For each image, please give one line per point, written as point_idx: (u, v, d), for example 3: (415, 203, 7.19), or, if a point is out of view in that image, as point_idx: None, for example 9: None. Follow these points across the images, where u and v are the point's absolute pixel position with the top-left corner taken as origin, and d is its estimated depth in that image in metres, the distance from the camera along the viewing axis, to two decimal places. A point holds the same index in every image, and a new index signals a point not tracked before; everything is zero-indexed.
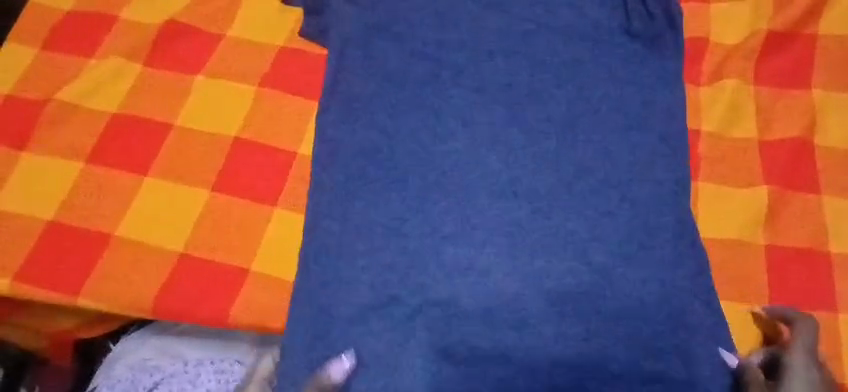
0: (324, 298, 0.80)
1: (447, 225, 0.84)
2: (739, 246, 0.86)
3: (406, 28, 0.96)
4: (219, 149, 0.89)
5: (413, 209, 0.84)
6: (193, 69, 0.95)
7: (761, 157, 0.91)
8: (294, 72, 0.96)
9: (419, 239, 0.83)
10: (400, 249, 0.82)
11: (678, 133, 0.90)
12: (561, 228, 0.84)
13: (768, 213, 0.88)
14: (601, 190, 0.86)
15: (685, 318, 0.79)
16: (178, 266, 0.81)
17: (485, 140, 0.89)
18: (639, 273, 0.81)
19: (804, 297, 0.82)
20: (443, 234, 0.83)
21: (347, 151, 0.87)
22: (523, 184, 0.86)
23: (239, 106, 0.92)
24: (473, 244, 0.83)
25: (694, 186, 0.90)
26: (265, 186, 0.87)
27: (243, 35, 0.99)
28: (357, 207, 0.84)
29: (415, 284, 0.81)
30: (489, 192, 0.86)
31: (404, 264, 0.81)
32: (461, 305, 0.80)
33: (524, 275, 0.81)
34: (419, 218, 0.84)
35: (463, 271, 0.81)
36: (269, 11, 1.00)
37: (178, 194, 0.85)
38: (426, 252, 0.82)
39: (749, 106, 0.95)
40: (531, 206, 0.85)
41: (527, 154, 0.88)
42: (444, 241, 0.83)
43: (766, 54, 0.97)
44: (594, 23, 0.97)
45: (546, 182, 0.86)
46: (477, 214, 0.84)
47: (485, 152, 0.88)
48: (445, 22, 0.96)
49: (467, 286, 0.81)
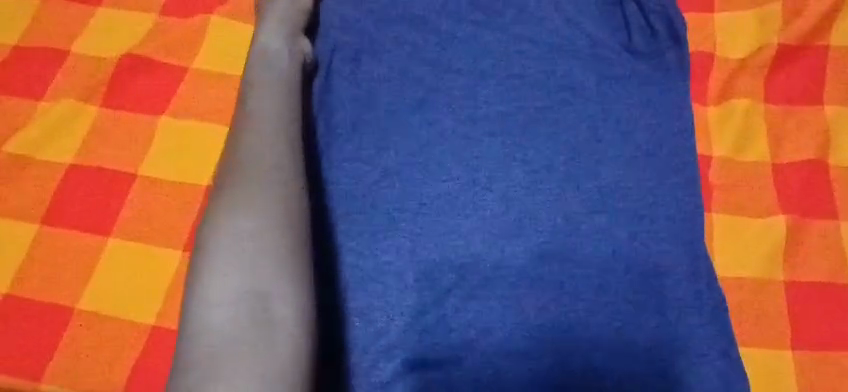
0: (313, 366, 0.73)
1: (447, 278, 0.75)
2: (757, 283, 0.80)
3: (393, 56, 0.87)
4: (190, 204, 0.80)
5: (408, 262, 0.76)
6: (156, 109, 0.86)
7: (775, 182, 0.85)
8: None
9: (416, 310, 0.74)
10: (394, 310, 0.74)
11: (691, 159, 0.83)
12: (568, 275, 0.75)
13: (786, 244, 0.82)
14: (610, 233, 0.77)
15: (710, 367, 0.72)
16: (152, 341, 0.73)
17: (479, 185, 0.80)
18: (659, 321, 0.74)
19: (827, 336, 0.77)
20: (441, 297, 0.74)
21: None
22: (529, 225, 0.78)
23: (210, 149, 0.84)
24: (473, 312, 0.74)
25: (708, 217, 0.84)
26: None
27: (210, 66, 0.89)
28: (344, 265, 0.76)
29: (413, 348, 0.72)
30: (492, 235, 0.77)
31: (400, 329, 0.73)
32: (463, 369, 0.71)
33: (532, 340, 0.72)
34: (414, 286, 0.75)
35: (467, 330, 0.73)
36: (239, 37, 0.91)
37: (148, 257, 0.78)
38: (419, 331, 0.73)
39: (760, 127, 0.88)
40: (537, 250, 0.77)
41: (532, 189, 0.80)
42: (446, 311, 0.74)
43: (775, 70, 0.91)
44: (594, 37, 0.89)
45: (552, 220, 0.78)
46: (482, 260, 0.76)
47: (483, 190, 0.80)
48: (434, 47, 0.89)
49: (474, 349, 0.72)
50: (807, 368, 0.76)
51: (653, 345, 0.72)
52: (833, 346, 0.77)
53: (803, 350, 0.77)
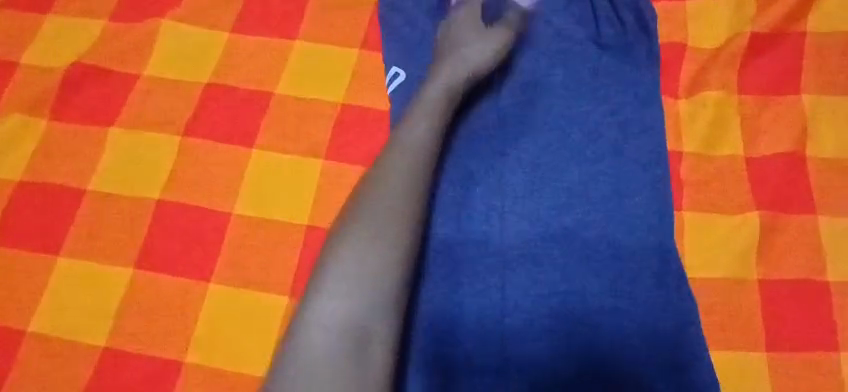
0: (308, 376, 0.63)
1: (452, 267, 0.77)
2: (730, 284, 0.77)
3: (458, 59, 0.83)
4: (141, 218, 0.77)
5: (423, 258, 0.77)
6: (107, 119, 0.83)
7: (749, 177, 0.82)
8: (220, 113, 0.83)
9: (432, 298, 0.76)
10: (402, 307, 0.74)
11: (660, 156, 0.81)
12: (555, 273, 0.76)
13: (760, 243, 0.79)
14: (594, 230, 0.78)
15: (666, 370, 0.72)
16: (102, 362, 0.71)
17: (476, 179, 0.81)
18: (623, 323, 0.74)
19: (800, 336, 0.74)
20: (455, 281, 0.77)
21: (294, 223, 0.78)
22: (503, 225, 0.79)
23: (162, 161, 0.81)
24: (477, 303, 0.76)
25: (679, 216, 0.81)
26: (195, 255, 0.75)
27: (163, 72, 0.86)
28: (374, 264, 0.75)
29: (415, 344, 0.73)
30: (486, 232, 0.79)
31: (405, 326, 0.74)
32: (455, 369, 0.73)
33: (524, 333, 0.74)
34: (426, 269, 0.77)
35: (452, 332, 0.74)
36: (195, 42, 0.88)
37: (98, 274, 0.75)
38: (430, 313, 0.75)
39: (734, 119, 0.85)
40: (520, 251, 0.78)
41: (503, 187, 0.81)
42: (457, 300, 0.76)
43: (749, 59, 0.88)
44: (558, 32, 0.89)
45: (533, 221, 0.79)
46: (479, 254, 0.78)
47: (475, 186, 0.81)
48: (410, 47, 0.89)
49: (464, 348, 0.74)
50: (780, 370, 0.73)
51: (622, 343, 0.73)
52: (807, 348, 0.74)
53: (777, 351, 0.74)
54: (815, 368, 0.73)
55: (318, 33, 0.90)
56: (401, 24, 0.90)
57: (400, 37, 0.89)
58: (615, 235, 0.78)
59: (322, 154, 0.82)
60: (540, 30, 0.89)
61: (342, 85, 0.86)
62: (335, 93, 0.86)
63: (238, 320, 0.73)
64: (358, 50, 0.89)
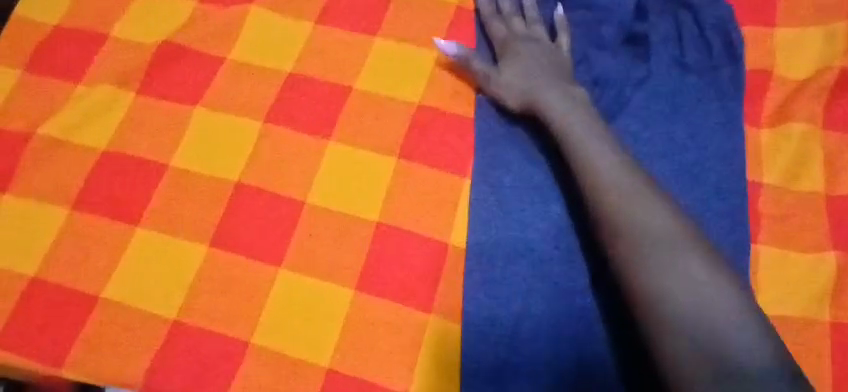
0: (547, 338, 0.73)
1: (537, 274, 0.76)
2: (802, 323, 0.75)
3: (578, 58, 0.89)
4: (218, 198, 0.79)
5: (518, 264, 0.77)
6: (192, 98, 0.85)
7: (828, 215, 0.80)
8: (301, 102, 0.85)
9: (505, 305, 0.75)
10: (490, 309, 0.74)
11: (740, 192, 0.80)
12: (613, 306, 0.74)
13: (837, 283, 0.76)
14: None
15: None
16: (170, 335, 0.73)
17: (538, 193, 0.80)
18: None
19: None
20: (536, 292, 0.75)
21: (366, 218, 0.78)
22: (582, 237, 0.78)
23: (242, 144, 0.82)
24: (523, 309, 0.74)
25: (754, 248, 0.79)
26: (267, 241, 0.77)
27: (248, 57, 0.88)
28: (477, 267, 0.76)
29: (499, 347, 0.73)
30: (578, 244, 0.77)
31: (486, 329, 0.73)
32: (528, 377, 0.72)
33: (566, 358, 0.72)
34: (499, 277, 0.76)
35: (526, 342, 0.73)
36: (280, 29, 0.90)
37: (173, 250, 0.77)
38: (478, 313, 0.74)
39: (817, 155, 0.83)
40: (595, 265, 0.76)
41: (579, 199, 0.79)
42: (509, 320, 0.74)
43: (838, 95, 0.85)
44: (642, 53, 0.89)
45: None
46: (564, 269, 0.76)
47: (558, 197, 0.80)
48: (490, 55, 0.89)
49: (541, 358, 0.72)
50: None
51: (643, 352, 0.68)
52: None
53: None
54: None
55: (400, 31, 0.90)
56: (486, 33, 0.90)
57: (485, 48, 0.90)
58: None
59: (397, 152, 0.82)
60: (627, 59, 0.88)
61: (422, 85, 0.87)
62: (414, 92, 0.86)
63: (306, 309, 0.74)
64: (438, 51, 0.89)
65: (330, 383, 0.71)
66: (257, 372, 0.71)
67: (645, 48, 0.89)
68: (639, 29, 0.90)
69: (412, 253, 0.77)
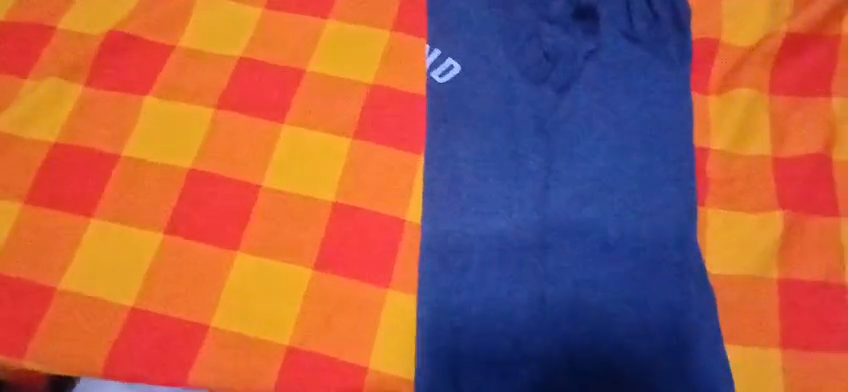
0: (499, 301, 0.74)
1: (490, 242, 0.77)
2: (749, 281, 0.78)
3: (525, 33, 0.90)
4: (172, 186, 0.79)
5: (473, 234, 0.77)
6: (143, 88, 0.85)
7: (775, 177, 0.83)
8: (254, 87, 0.85)
9: (460, 271, 0.75)
10: (445, 276, 0.75)
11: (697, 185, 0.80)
12: (558, 255, 0.76)
13: (782, 242, 0.80)
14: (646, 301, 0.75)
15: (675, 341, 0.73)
16: (129, 322, 0.73)
17: (491, 164, 0.81)
18: (638, 309, 0.74)
19: (817, 336, 0.76)
20: (490, 259, 0.76)
21: (320, 198, 0.78)
22: (533, 205, 0.79)
23: (194, 131, 0.82)
24: (477, 277, 0.75)
25: (703, 212, 0.81)
26: (221, 226, 0.77)
27: (198, 45, 0.88)
28: (434, 239, 0.77)
29: (454, 311, 0.74)
30: (531, 213, 0.78)
31: (443, 294, 0.74)
32: (483, 337, 0.73)
33: (518, 317, 0.73)
34: (455, 248, 0.76)
35: (482, 307, 0.74)
36: (229, 16, 0.90)
37: (129, 238, 0.77)
38: (434, 282, 0.74)
39: (763, 118, 0.85)
40: (544, 231, 0.77)
41: (528, 167, 0.81)
42: (462, 300, 0.74)
43: (783, 60, 0.88)
44: (591, 27, 0.90)
45: (563, 209, 0.79)
46: (517, 238, 0.77)
47: (510, 167, 0.81)
48: (442, 34, 0.89)
49: (496, 321, 0.73)
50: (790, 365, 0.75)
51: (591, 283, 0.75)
52: (823, 349, 0.75)
53: (792, 349, 0.76)
54: (833, 368, 0.74)
55: (352, 13, 0.91)
56: (438, 11, 0.91)
57: (439, 25, 0.90)
58: (664, 310, 0.74)
59: (352, 132, 0.83)
60: (578, 35, 0.89)
61: (373, 66, 0.87)
62: (367, 73, 0.87)
63: (264, 291, 0.74)
64: (389, 31, 0.89)
65: (290, 361, 0.71)
66: (218, 355, 0.72)
67: (594, 23, 0.90)
68: (587, 5, 0.91)
69: (369, 230, 0.77)
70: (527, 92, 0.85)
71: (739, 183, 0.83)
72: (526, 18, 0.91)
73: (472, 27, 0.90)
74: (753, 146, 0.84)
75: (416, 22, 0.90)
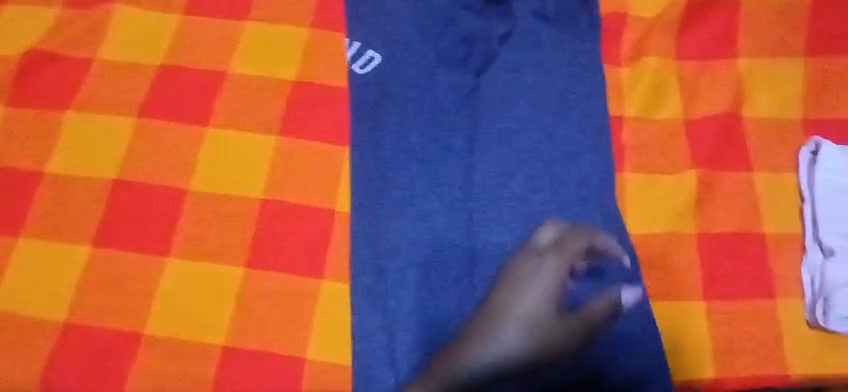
0: (430, 279, 0.76)
1: (419, 223, 0.79)
2: (670, 238, 0.82)
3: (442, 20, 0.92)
4: (99, 198, 0.79)
5: (402, 218, 0.79)
6: (63, 104, 0.85)
7: (688, 138, 0.87)
8: (176, 94, 0.85)
9: (391, 253, 0.77)
10: (377, 260, 0.77)
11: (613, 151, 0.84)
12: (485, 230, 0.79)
13: (698, 198, 0.84)
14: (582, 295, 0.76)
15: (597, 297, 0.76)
16: (63, 336, 0.73)
17: (415, 149, 0.83)
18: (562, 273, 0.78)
19: (737, 283, 0.80)
20: (419, 239, 0.78)
21: (251, 196, 0.80)
22: (458, 185, 0.81)
23: (118, 142, 0.82)
24: (407, 258, 0.77)
25: (620, 177, 0.86)
26: (150, 233, 0.77)
27: (117, 56, 0.88)
28: (364, 225, 0.78)
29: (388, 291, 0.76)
30: (456, 192, 0.81)
31: (376, 277, 0.76)
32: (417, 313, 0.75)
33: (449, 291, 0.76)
34: (385, 232, 0.78)
35: (414, 286, 0.76)
36: (147, 26, 0.91)
37: (58, 253, 0.77)
38: (366, 267, 0.76)
39: (673, 84, 0.90)
40: (470, 209, 0.80)
41: (451, 149, 0.83)
42: (390, 284, 0.76)
43: (688, 28, 0.93)
44: (505, 10, 0.93)
45: (487, 186, 0.81)
46: (445, 218, 0.79)
47: (434, 150, 0.83)
48: (361, 28, 0.91)
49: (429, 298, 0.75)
50: (714, 313, 0.78)
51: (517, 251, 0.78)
52: (743, 296, 0.79)
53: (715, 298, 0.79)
54: (753, 311, 0.79)
55: (270, 14, 0.92)
56: (355, 6, 0.92)
57: (357, 19, 0.92)
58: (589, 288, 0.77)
59: (277, 129, 0.84)
60: (493, 18, 0.92)
61: (294, 63, 0.88)
62: (288, 71, 0.88)
63: (196, 293, 0.75)
64: (307, 28, 0.91)
65: (228, 359, 0.72)
66: (156, 360, 0.72)
67: (507, 6, 0.93)
68: None
69: (300, 222, 0.78)
70: (446, 77, 0.87)
71: (654, 147, 0.87)
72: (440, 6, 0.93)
73: (389, 18, 0.92)
74: (665, 112, 0.89)
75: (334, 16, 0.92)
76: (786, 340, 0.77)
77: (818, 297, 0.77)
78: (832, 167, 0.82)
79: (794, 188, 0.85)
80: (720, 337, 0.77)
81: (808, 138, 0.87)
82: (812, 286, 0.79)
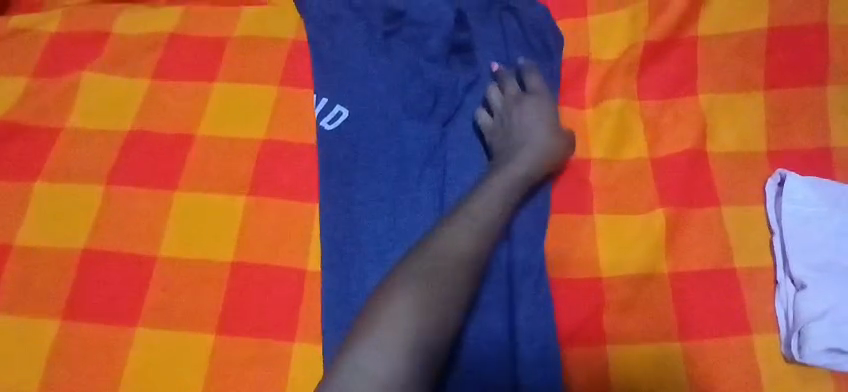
0: None
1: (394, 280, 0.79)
2: (643, 279, 0.83)
3: (408, 71, 0.93)
4: (68, 269, 0.79)
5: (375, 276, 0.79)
6: (31, 174, 0.85)
7: (654, 176, 0.88)
8: (144, 159, 0.86)
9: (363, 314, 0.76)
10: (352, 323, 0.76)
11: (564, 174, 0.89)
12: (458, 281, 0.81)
13: (668, 238, 0.84)
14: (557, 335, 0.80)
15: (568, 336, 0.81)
16: None
17: (386, 205, 0.83)
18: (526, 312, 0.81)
19: (710, 321, 0.80)
20: None
21: (219, 260, 0.79)
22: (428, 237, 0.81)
23: (87, 210, 0.82)
24: None
25: (591, 219, 0.87)
26: (120, 303, 0.77)
27: (85, 123, 0.89)
28: (338, 288, 0.78)
29: None
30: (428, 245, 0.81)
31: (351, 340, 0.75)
32: None
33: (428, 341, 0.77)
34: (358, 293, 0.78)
35: None
36: (116, 91, 0.91)
37: (26, 329, 0.76)
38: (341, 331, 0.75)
39: (636, 124, 0.91)
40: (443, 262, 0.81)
41: (421, 202, 0.83)
42: None
43: (648, 67, 0.94)
44: (470, 60, 0.96)
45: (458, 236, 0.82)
46: None
47: (405, 204, 0.83)
48: (329, 84, 0.92)
49: None
50: (691, 353, 0.78)
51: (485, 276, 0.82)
52: (719, 334, 0.79)
53: (690, 338, 0.79)
54: (730, 347, 0.78)
55: (237, 73, 0.93)
56: (322, 60, 0.93)
57: (326, 74, 0.93)
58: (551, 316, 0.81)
59: (245, 189, 0.84)
60: (458, 68, 0.95)
61: (261, 122, 0.89)
62: (255, 130, 0.88)
63: (167, 362, 0.74)
64: (274, 86, 0.92)
65: None
66: None
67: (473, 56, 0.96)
68: (462, 39, 0.96)
69: (271, 284, 0.78)
70: (414, 130, 0.88)
71: (621, 187, 0.88)
72: (407, 57, 0.94)
73: (355, 72, 0.93)
74: (630, 152, 0.90)
75: (299, 74, 0.93)
76: (765, 378, 0.76)
77: (793, 330, 0.77)
78: (799, 198, 0.83)
79: (763, 221, 0.85)
80: (699, 378, 0.77)
81: (774, 170, 0.87)
82: (787, 321, 0.79)
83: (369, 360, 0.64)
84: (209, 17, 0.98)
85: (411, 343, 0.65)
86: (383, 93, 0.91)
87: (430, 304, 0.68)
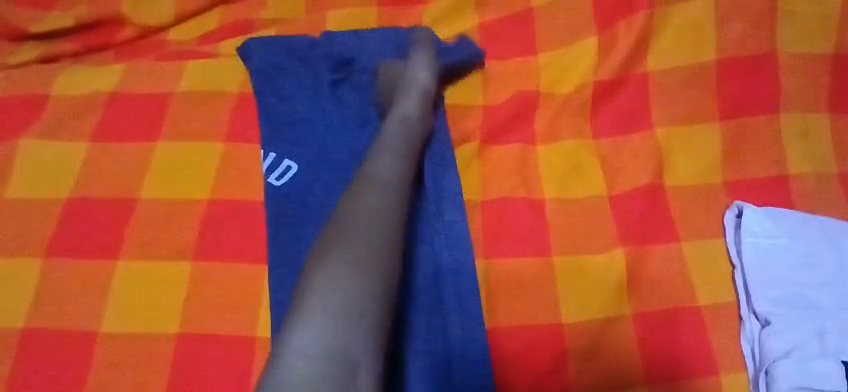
0: None
1: None
2: (605, 322, 0.80)
3: (358, 122, 0.92)
4: (2, 350, 0.74)
5: None
6: None
7: (612, 214, 0.87)
8: (85, 227, 0.83)
9: None
10: None
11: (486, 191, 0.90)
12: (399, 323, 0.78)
13: (629, 278, 0.82)
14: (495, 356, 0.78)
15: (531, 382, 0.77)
16: None
17: None
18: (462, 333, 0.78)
19: (677, 362, 0.77)
20: None
21: (163, 331, 0.76)
22: None
23: (24, 285, 0.79)
24: None
25: (550, 262, 0.84)
26: (57, 384, 0.72)
27: (24, 191, 0.86)
28: None
29: None
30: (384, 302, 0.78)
31: None
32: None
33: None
34: None
35: None
36: (56, 157, 0.89)
37: None
38: None
39: (592, 162, 0.91)
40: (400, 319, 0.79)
41: None
42: None
43: (600, 105, 0.95)
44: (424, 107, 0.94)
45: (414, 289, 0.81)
46: None
47: None
48: (278, 138, 0.89)
49: None
50: None
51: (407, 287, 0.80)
52: (688, 376, 0.76)
53: (658, 382, 0.76)
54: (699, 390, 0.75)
55: (182, 131, 0.91)
56: (269, 113, 0.91)
57: (275, 128, 0.90)
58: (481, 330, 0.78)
59: (191, 253, 0.81)
60: None
61: (207, 180, 0.86)
62: (201, 189, 0.86)
63: None
64: (219, 143, 0.89)
65: None
66: None
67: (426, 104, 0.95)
68: None
69: (217, 354, 0.74)
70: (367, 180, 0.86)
71: (579, 225, 0.87)
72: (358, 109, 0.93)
73: (305, 124, 0.91)
74: (586, 190, 0.89)
75: (248, 127, 0.91)
76: None
77: (761, 369, 0.74)
78: (757, 230, 0.81)
79: (725, 256, 0.83)
80: None
81: (732, 201, 0.86)
82: (754, 359, 0.76)
83: (306, 335, 0.60)
84: (153, 74, 0.96)
85: (341, 306, 0.62)
86: (335, 145, 0.89)
87: (360, 265, 0.65)
